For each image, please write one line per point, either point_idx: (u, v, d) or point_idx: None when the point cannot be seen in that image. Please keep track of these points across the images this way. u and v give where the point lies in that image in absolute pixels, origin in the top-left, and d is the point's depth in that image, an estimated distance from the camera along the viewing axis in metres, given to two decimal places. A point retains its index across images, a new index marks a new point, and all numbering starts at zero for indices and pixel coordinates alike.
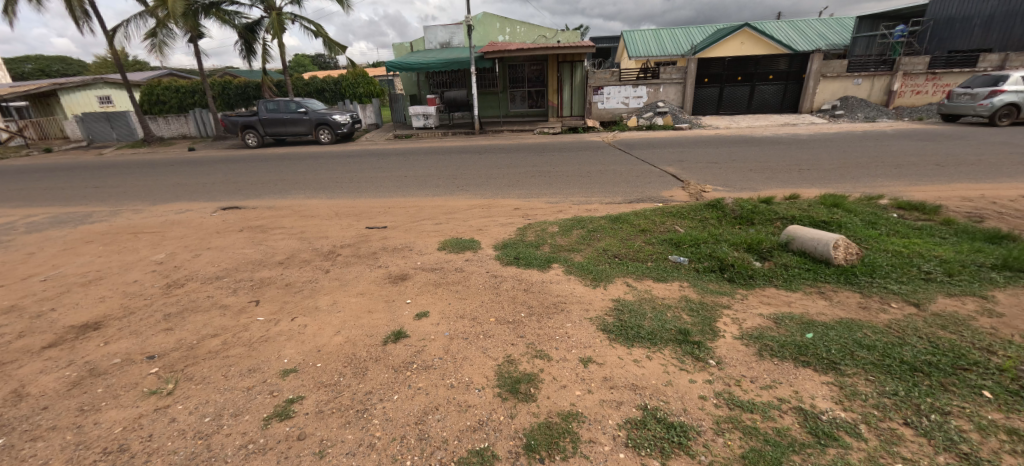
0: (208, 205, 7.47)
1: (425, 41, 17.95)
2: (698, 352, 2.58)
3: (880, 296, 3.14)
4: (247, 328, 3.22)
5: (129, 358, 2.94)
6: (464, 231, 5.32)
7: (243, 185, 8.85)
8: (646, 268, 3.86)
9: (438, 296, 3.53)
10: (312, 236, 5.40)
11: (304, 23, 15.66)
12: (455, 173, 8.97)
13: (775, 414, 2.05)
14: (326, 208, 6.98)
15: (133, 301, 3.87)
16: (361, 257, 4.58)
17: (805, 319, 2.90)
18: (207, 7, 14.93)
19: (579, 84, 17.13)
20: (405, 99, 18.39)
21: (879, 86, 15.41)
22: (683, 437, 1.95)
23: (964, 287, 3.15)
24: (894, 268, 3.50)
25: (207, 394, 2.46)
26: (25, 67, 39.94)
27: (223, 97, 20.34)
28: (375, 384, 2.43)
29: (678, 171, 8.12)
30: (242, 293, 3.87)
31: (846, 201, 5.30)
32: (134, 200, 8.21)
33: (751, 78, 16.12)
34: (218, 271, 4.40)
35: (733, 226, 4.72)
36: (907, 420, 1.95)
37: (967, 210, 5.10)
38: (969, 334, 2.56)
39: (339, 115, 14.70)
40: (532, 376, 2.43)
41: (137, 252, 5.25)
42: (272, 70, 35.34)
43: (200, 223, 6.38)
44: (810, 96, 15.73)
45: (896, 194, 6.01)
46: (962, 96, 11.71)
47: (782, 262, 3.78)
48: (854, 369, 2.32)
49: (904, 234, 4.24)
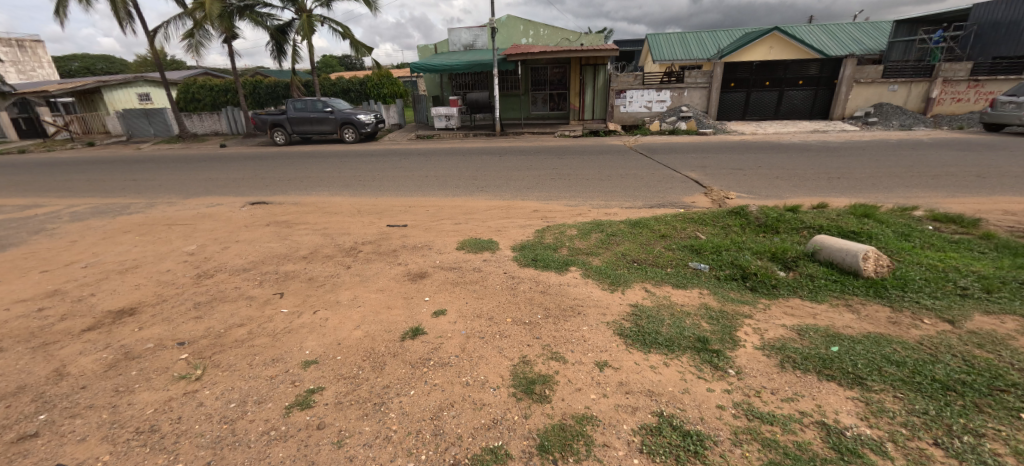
0: (236, 199, 7.75)
1: (450, 43, 18.20)
2: (717, 361, 2.53)
3: (912, 311, 3.02)
4: (272, 319, 3.32)
5: (161, 343, 3.07)
6: (482, 231, 5.36)
7: (270, 182, 9.12)
8: (666, 274, 3.81)
9: (455, 294, 3.56)
10: (335, 233, 5.52)
11: (333, 25, 16.09)
12: (475, 174, 9.05)
13: (797, 427, 2.00)
14: (349, 205, 7.12)
15: (166, 289, 4.05)
16: (381, 254, 4.67)
17: (831, 331, 2.81)
18: (242, 9, 15.47)
19: (602, 87, 16.98)
20: (428, 100, 18.66)
21: (916, 93, 14.77)
22: (698, 446, 1.92)
23: (1005, 305, 3.00)
24: (928, 282, 3.35)
25: (233, 381, 2.55)
26: (73, 65, 42.69)
27: (254, 96, 21.05)
28: (393, 378, 2.48)
29: (700, 177, 8.00)
30: (267, 285, 4.00)
31: (877, 211, 5.13)
32: (168, 193, 8.57)
33: (781, 83, 15.61)
34: (246, 263, 4.57)
35: (758, 234, 4.62)
36: (938, 440, 1.87)
37: (1009, 223, 4.88)
38: (1009, 353, 2.44)
39: (363, 115, 14.97)
40: (547, 377, 2.44)
41: (170, 242, 5.48)
42: (301, 70, 36.47)
43: (230, 217, 6.61)
44: (841, 102, 15.24)
45: (932, 205, 5.79)
46: (1008, 105, 11.11)
47: (808, 272, 3.68)
48: (881, 386, 2.23)
49: (940, 247, 4.08)
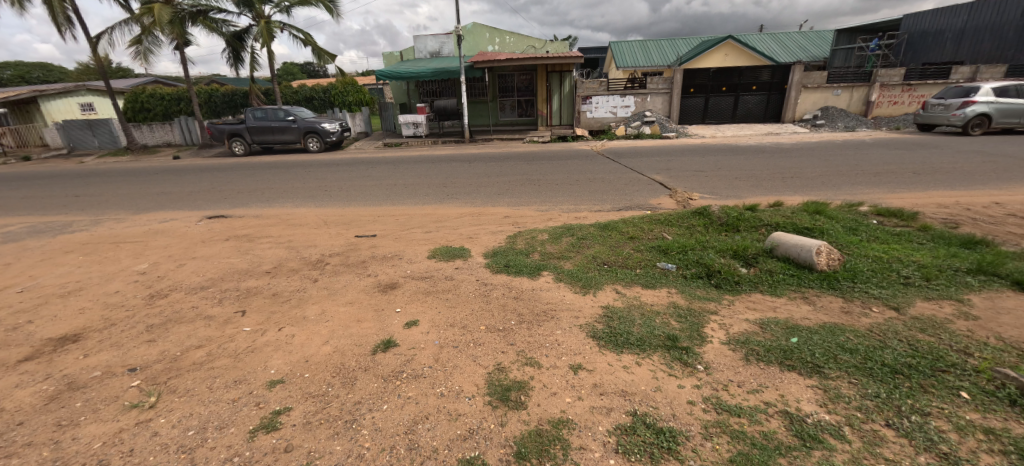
0: (193, 214, 7.38)
1: (415, 50, 18.02)
2: (687, 358, 2.61)
3: (862, 300, 3.22)
4: (233, 339, 3.16)
5: (111, 370, 2.87)
6: (454, 239, 5.32)
7: (229, 194, 8.75)
8: (635, 275, 3.90)
9: (428, 305, 3.50)
10: (301, 246, 5.34)
11: (293, 32, 15.66)
12: (445, 182, 8.99)
13: (762, 418, 2.08)
14: (315, 216, 6.92)
15: (114, 312, 3.78)
16: (350, 265, 4.55)
17: (790, 323, 2.95)
18: (195, 14, 14.83)
19: (568, 94, 17.32)
20: (395, 108, 18.45)
21: (857, 97, 15.85)
22: (672, 442, 1.97)
23: (943, 291, 3.24)
24: (875, 272, 3.59)
25: (191, 407, 2.41)
26: (4, 73, 39.78)
27: (210, 105, 20.14)
28: (364, 394, 2.41)
29: (665, 179, 8.26)
30: (227, 303, 3.80)
31: (828, 208, 5.44)
32: (116, 209, 8.05)
33: (736, 89, 16.38)
34: (203, 281, 4.33)
35: (720, 233, 4.80)
36: (889, 421, 1.99)
37: (943, 216, 5.28)
38: (947, 336, 2.64)
39: (328, 123, 14.59)
40: (522, 383, 2.44)
41: (119, 262, 5.14)
42: (261, 78, 35.33)
43: (186, 232, 6.28)
44: (792, 106, 16.14)
45: (876, 201, 6.20)
46: (937, 107, 12.15)
47: (767, 268, 3.85)
48: (837, 373, 2.36)
49: (884, 240, 4.37)
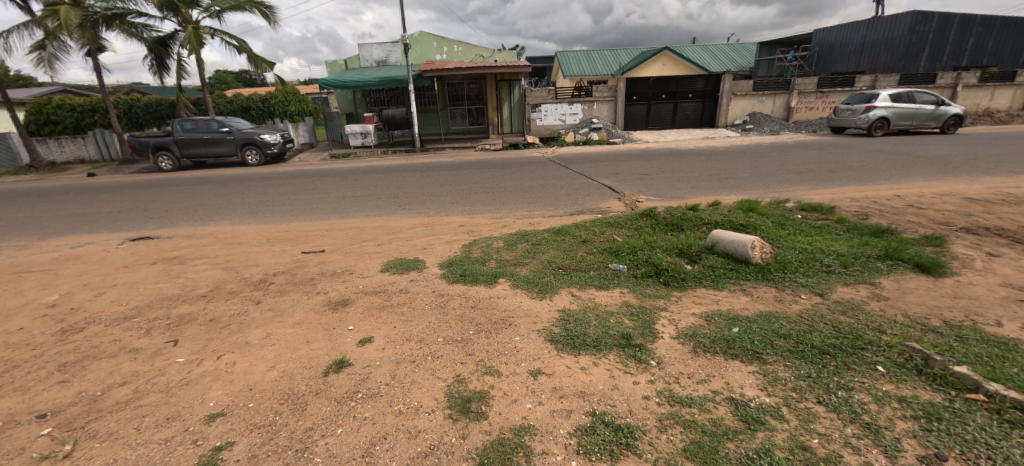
0: (112, 236, 6.69)
1: (361, 59, 17.58)
2: (640, 354, 2.71)
3: (792, 289, 3.50)
4: (164, 372, 2.89)
5: (14, 419, 2.52)
6: (408, 250, 5.20)
7: (156, 213, 8.03)
8: (589, 277, 4.00)
9: (382, 320, 3.39)
10: (241, 266, 4.99)
11: (225, 38, 14.75)
12: (396, 193, 8.79)
13: (710, 405, 2.20)
14: (256, 233, 6.51)
15: (17, 353, 3.33)
16: (297, 284, 4.32)
17: (731, 314, 3.16)
18: (109, 18, 13.57)
19: (518, 102, 17.60)
20: (342, 117, 17.89)
21: (780, 103, 17.35)
22: (629, 438, 2.02)
23: (859, 276, 3.60)
24: (802, 263, 3.92)
25: (115, 452, 2.17)
26: None
27: (131, 116, 18.38)
28: (316, 419, 2.28)
29: (614, 183, 8.57)
30: (156, 334, 3.47)
31: (759, 205, 5.88)
32: (17, 235, 7.13)
33: (674, 96, 17.38)
34: (127, 311, 3.93)
35: (666, 233, 5.05)
36: (820, 398, 2.17)
37: (855, 209, 5.88)
38: (864, 317, 2.94)
39: (268, 135, 13.84)
40: (482, 393, 2.42)
41: (22, 294, 4.55)
42: (190, 87, 32.88)
43: (105, 257, 5.68)
44: (724, 112, 17.37)
45: (799, 198, 6.80)
46: (845, 112, 13.56)
47: (709, 263, 4.10)
48: (774, 357, 2.55)
49: (808, 233, 4.80)
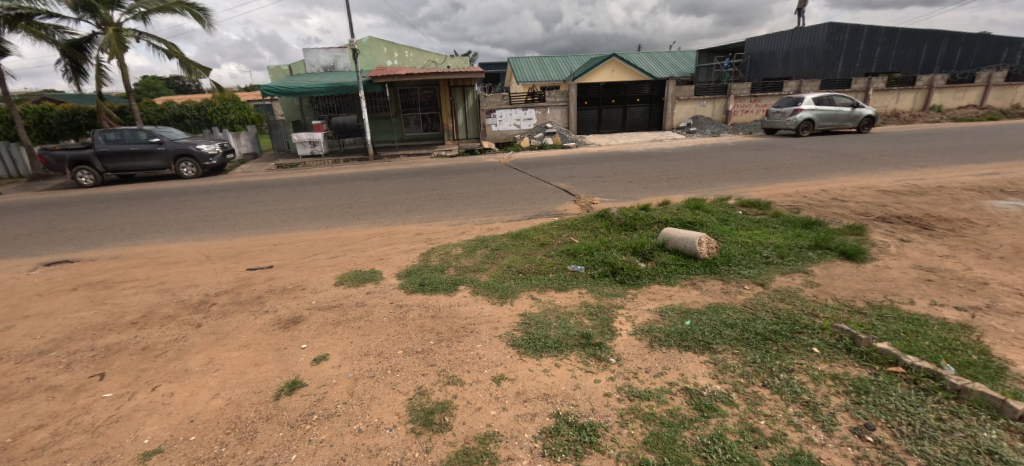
0: (22, 262, 5.98)
1: (306, 64, 16.89)
2: (600, 353, 2.77)
3: (736, 280, 3.73)
4: (89, 410, 2.61)
5: None
6: (363, 262, 5.03)
7: (76, 233, 7.28)
8: (548, 280, 4.05)
9: (338, 336, 3.25)
10: (178, 287, 4.62)
11: (153, 42, 13.69)
12: (349, 202, 8.50)
13: (667, 397, 2.29)
14: (195, 251, 6.06)
15: None
16: (242, 303, 4.05)
17: (683, 308, 3.31)
18: (13, 18, 12.22)
19: (472, 108, 17.59)
20: (288, 125, 17.07)
21: (719, 106, 18.46)
22: (592, 436, 2.06)
23: (794, 265, 3.90)
24: (744, 256, 4.18)
25: None
26: None
27: (42, 127, 16.49)
28: (267, 446, 2.15)
29: (569, 186, 8.75)
30: (79, 368, 3.13)
31: (705, 203, 6.22)
32: None
33: (623, 101, 18.06)
34: (42, 345, 3.52)
35: (620, 233, 5.22)
36: (765, 382, 2.32)
37: (788, 203, 6.35)
38: (800, 303, 3.18)
39: (205, 145, 12.95)
40: (446, 403, 2.38)
41: None
42: (113, 95, 30.16)
43: (14, 285, 5.06)
44: (669, 115, 18.25)
45: (740, 195, 7.25)
46: (777, 114, 14.65)
47: (662, 260, 4.27)
48: (723, 346, 2.69)
49: (748, 227, 5.13)
